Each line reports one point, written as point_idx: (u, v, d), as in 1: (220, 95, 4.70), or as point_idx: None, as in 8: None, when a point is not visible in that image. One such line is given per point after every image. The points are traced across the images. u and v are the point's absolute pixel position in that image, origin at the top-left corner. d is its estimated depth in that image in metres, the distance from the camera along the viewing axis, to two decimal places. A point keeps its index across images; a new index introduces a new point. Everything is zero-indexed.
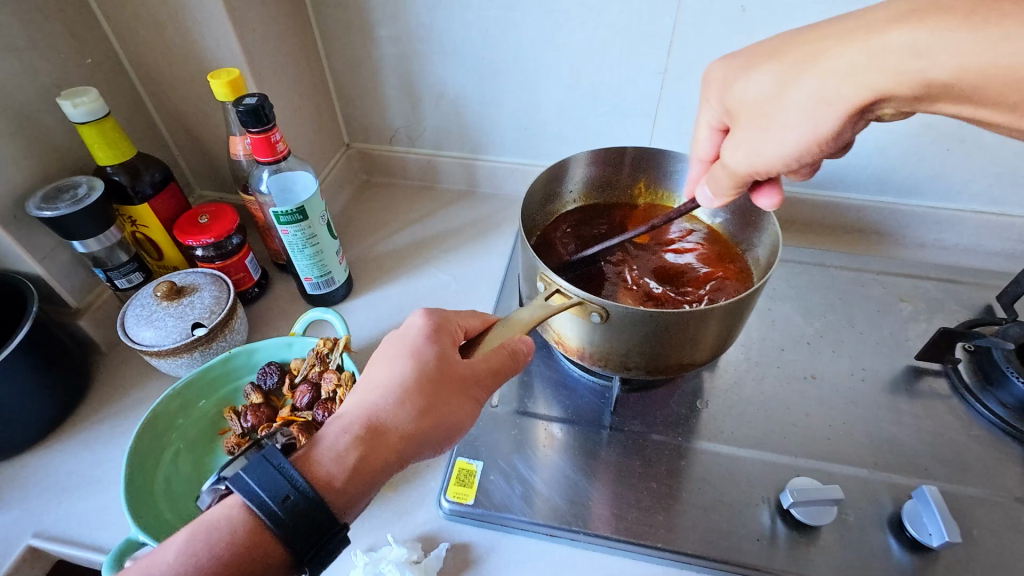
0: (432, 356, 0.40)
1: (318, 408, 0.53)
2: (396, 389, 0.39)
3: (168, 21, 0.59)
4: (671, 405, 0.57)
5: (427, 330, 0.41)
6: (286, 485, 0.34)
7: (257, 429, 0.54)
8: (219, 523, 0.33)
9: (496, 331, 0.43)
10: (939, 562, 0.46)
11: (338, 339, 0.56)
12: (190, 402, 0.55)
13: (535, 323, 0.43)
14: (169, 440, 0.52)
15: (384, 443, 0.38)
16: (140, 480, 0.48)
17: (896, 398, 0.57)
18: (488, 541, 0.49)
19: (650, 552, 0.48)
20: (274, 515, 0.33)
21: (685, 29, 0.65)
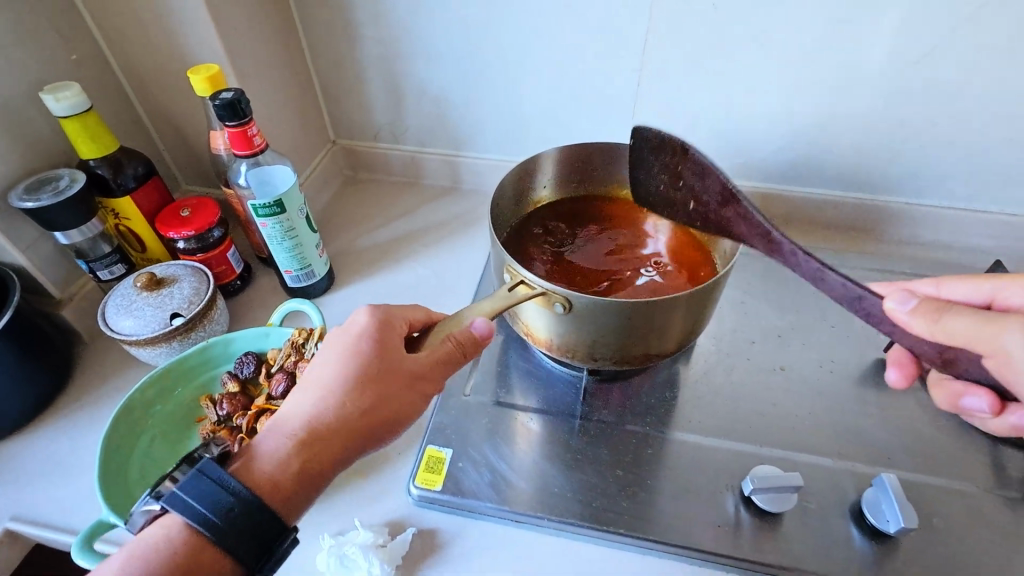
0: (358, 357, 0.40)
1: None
2: (332, 395, 0.39)
3: (152, 19, 0.60)
4: (642, 395, 0.58)
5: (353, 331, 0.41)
6: (224, 496, 0.35)
7: (234, 415, 0.55)
8: (157, 543, 0.34)
9: (445, 322, 0.43)
10: (897, 549, 0.47)
11: (314, 329, 0.57)
12: (167, 389, 0.56)
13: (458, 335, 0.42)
14: (146, 428, 0.53)
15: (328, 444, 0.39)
16: (117, 467, 0.49)
17: (864, 389, 0.58)
18: (455, 526, 0.50)
19: (615, 539, 0.48)
20: (213, 525, 0.35)
21: (661, 26, 0.66)
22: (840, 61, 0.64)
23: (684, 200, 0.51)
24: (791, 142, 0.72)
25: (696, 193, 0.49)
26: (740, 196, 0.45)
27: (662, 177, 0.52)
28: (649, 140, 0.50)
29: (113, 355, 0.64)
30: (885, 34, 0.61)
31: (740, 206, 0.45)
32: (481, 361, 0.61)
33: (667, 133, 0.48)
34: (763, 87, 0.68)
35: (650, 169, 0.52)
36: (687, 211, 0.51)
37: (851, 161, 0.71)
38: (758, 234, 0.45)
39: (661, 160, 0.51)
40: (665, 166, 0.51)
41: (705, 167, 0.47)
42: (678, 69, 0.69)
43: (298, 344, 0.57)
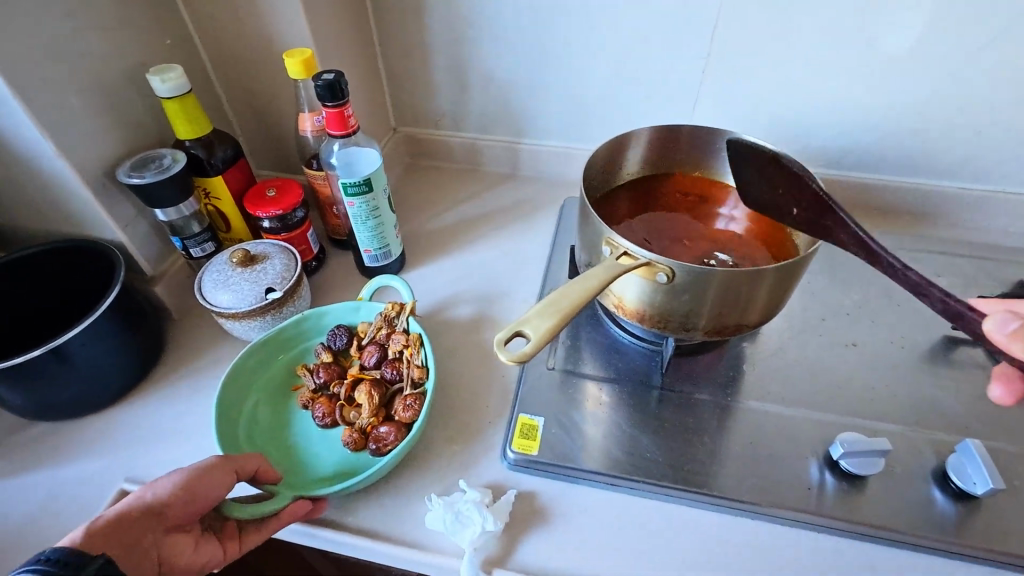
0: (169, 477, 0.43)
1: (386, 366, 0.56)
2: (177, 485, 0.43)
3: (243, 4, 0.63)
4: (719, 368, 0.60)
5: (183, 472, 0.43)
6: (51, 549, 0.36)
7: (329, 384, 0.57)
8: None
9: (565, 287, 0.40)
10: (981, 510, 0.49)
11: (405, 303, 0.59)
12: (264, 360, 0.59)
13: (584, 301, 0.40)
14: (248, 397, 0.56)
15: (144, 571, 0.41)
16: (228, 434, 0.52)
17: (935, 363, 0.60)
18: (551, 489, 0.52)
19: (707, 500, 0.50)
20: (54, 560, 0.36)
21: (730, 14, 0.68)
22: (907, 48, 0.66)
23: (788, 207, 0.50)
24: (851, 127, 0.74)
25: (795, 197, 0.48)
26: (837, 203, 0.45)
27: (764, 183, 0.51)
28: (743, 150, 0.51)
29: (200, 331, 0.66)
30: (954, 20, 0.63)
31: (839, 215, 0.45)
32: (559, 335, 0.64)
33: (760, 144, 0.49)
34: (826, 74, 0.70)
35: (751, 179, 0.52)
36: (792, 218, 0.50)
37: (911, 146, 0.73)
38: (859, 243, 0.45)
39: (756, 168, 0.51)
40: (762, 175, 0.51)
41: (801, 174, 0.47)
42: (744, 56, 0.71)
43: (389, 319, 0.59)
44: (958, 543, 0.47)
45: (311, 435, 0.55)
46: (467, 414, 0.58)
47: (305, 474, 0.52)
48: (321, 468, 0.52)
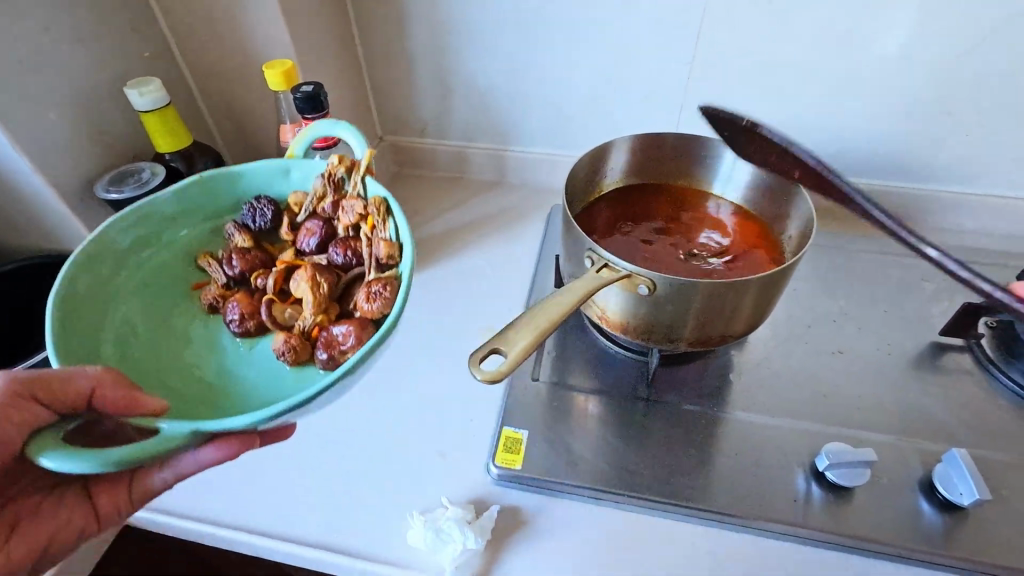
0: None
1: (336, 249, 0.55)
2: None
3: (223, 16, 0.62)
4: (705, 378, 0.60)
5: (10, 387, 0.41)
6: None
7: (252, 271, 0.56)
8: None
9: (541, 304, 0.40)
10: (968, 520, 0.48)
11: (358, 161, 0.55)
12: (134, 206, 0.53)
13: (561, 317, 0.39)
14: (100, 263, 0.51)
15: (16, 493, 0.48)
16: (70, 317, 0.47)
17: (922, 370, 0.60)
18: (535, 504, 0.51)
19: (692, 513, 0.50)
20: None
21: (714, 20, 0.67)
22: (890, 53, 0.66)
23: (791, 170, 0.56)
24: (837, 131, 0.73)
25: (790, 163, 0.56)
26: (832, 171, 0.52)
27: (752, 146, 0.58)
28: (719, 119, 0.58)
29: None
30: (936, 25, 0.63)
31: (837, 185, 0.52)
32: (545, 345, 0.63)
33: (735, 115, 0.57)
34: (811, 78, 0.70)
35: (744, 147, 0.59)
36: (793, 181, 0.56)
37: (897, 149, 0.73)
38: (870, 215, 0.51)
39: (734, 132, 0.58)
40: (741, 136, 0.58)
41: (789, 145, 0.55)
42: (728, 61, 0.70)
43: (335, 177, 0.56)
44: (945, 554, 0.47)
45: (233, 345, 0.54)
46: (450, 427, 0.57)
47: (193, 385, 0.50)
48: (241, 399, 0.50)
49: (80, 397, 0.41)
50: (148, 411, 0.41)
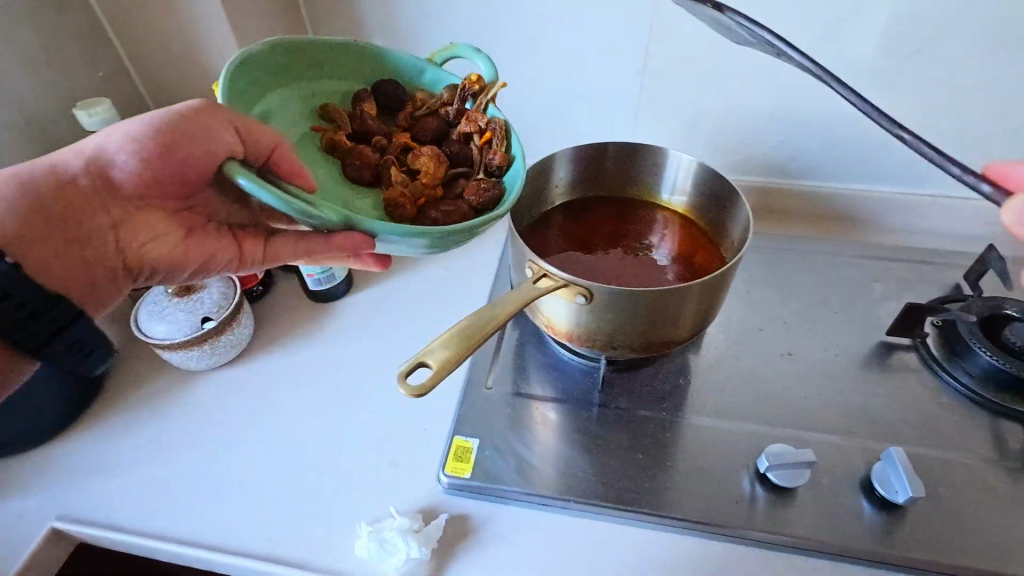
0: (120, 144, 0.45)
1: (452, 145, 0.55)
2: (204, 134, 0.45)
3: (176, 37, 0.63)
4: (656, 382, 0.61)
5: (128, 139, 0.45)
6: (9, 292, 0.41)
7: (370, 135, 0.54)
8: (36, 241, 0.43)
9: (472, 316, 0.41)
10: (907, 518, 0.49)
11: (490, 85, 0.56)
12: (346, 49, 0.55)
13: (489, 330, 0.40)
14: (269, 79, 0.52)
15: (90, 257, 0.47)
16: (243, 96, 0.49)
17: (869, 370, 0.61)
18: (485, 511, 0.52)
19: (638, 517, 0.51)
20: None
21: (662, 29, 0.69)
22: (833, 59, 0.67)
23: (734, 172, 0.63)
24: (789, 135, 0.75)
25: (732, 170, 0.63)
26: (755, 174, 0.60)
27: None
28: None
29: (142, 361, 0.66)
30: (875, 32, 0.64)
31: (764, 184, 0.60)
32: (499, 353, 0.64)
33: None
34: (760, 84, 0.71)
35: None
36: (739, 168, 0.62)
37: (848, 152, 0.74)
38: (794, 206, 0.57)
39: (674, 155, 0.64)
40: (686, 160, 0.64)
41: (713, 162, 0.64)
42: (679, 69, 0.72)
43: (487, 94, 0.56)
44: (884, 552, 0.47)
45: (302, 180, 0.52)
46: (404, 437, 0.58)
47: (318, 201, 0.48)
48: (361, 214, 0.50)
49: (233, 151, 0.44)
50: (308, 185, 0.45)
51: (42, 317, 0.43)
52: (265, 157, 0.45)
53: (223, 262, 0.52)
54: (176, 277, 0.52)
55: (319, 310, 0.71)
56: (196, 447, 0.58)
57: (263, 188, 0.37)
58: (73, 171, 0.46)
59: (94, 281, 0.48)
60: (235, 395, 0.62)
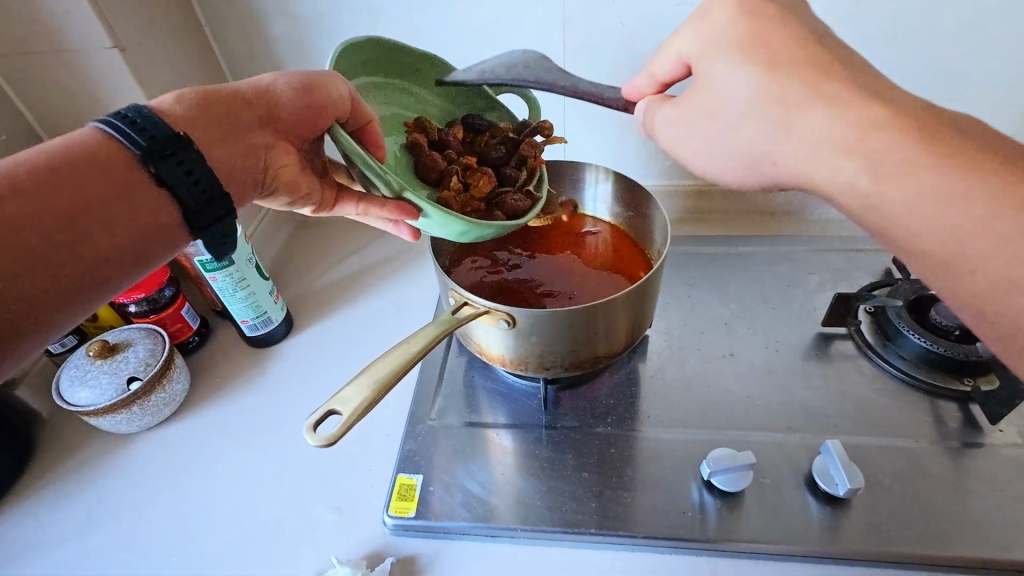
0: (287, 83, 0.45)
1: (512, 165, 0.56)
2: (280, 87, 0.45)
3: (80, 93, 0.62)
4: (601, 397, 0.60)
5: (290, 84, 0.45)
6: (137, 123, 0.37)
7: (446, 144, 0.55)
8: (75, 141, 0.36)
9: (383, 358, 0.42)
10: (852, 511, 0.49)
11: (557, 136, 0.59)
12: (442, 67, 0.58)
13: (400, 371, 0.41)
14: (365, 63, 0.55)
15: (241, 167, 0.44)
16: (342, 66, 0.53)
17: (808, 363, 0.61)
18: (432, 550, 0.50)
19: (588, 539, 0.50)
20: (137, 143, 0.36)
21: (576, 46, 0.68)
22: None
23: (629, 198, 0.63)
24: None
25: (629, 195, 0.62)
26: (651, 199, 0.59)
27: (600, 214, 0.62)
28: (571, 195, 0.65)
29: (73, 428, 0.63)
30: None
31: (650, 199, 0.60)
32: (444, 383, 0.63)
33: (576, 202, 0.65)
34: None
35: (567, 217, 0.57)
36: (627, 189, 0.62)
37: None
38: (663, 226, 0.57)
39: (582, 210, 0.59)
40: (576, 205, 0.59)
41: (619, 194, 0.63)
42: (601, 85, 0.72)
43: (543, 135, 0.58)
44: (832, 548, 0.47)
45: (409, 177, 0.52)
46: (348, 480, 0.56)
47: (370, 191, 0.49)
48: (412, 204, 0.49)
49: (348, 102, 0.47)
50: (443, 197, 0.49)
51: (215, 204, 0.40)
52: (353, 118, 0.47)
53: (306, 198, 0.52)
54: (278, 199, 0.50)
55: (259, 356, 0.69)
56: (129, 513, 0.55)
57: (352, 151, 0.42)
58: (248, 92, 0.44)
59: (241, 189, 0.45)
60: (171, 454, 0.60)
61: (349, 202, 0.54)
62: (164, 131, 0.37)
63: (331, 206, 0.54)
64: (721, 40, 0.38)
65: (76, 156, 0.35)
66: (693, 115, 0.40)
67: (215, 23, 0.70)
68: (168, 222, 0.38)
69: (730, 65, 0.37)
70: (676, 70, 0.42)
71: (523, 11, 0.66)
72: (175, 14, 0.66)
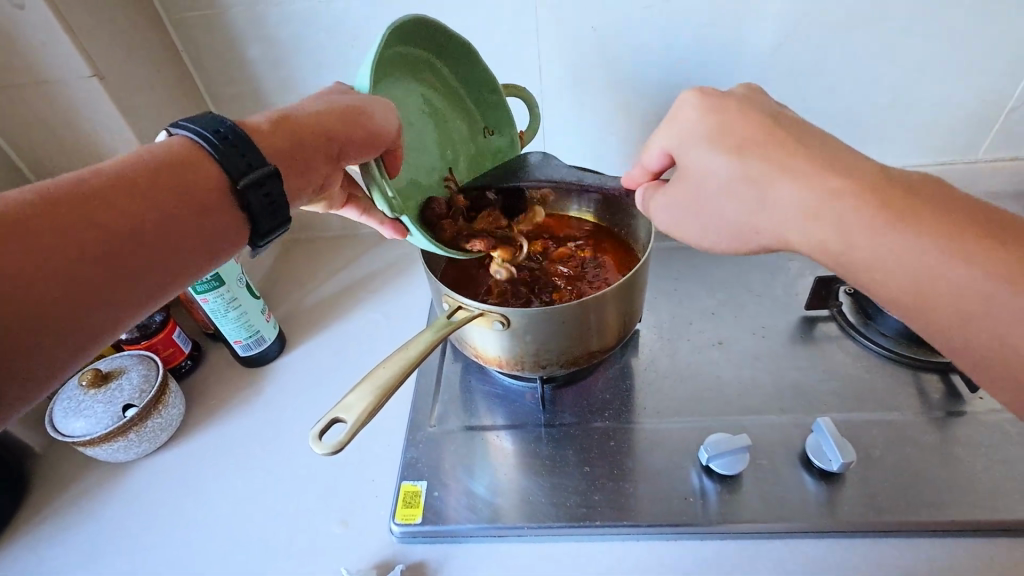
0: (340, 106, 0.45)
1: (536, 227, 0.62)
2: (336, 114, 0.44)
3: (60, 123, 0.62)
4: (597, 392, 0.61)
5: (346, 110, 0.44)
6: (229, 142, 0.39)
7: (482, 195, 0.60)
8: (173, 152, 0.38)
9: (384, 364, 0.42)
10: (847, 484, 0.51)
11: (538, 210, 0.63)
12: (471, 59, 0.57)
13: (402, 375, 0.42)
14: (398, 35, 0.52)
15: (304, 188, 0.45)
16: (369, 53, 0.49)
17: (794, 346, 0.63)
18: (440, 555, 0.51)
19: (594, 532, 0.50)
20: (228, 164, 0.38)
21: (550, 52, 0.70)
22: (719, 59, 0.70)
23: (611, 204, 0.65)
24: None
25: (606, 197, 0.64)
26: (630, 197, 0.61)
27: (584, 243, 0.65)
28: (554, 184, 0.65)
29: (68, 460, 0.62)
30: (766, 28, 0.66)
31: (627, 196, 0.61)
32: (442, 390, 0.64)
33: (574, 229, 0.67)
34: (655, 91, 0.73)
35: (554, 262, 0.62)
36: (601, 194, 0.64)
37: None
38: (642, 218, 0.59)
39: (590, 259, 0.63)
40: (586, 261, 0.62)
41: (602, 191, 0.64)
42: (577, 89, 0.73)
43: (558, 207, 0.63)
44: (831, 522, 0.48)
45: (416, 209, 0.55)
46: (352, 492, 0.56)
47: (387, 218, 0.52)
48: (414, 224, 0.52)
49: (396, 132, 0.48)
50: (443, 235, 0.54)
51: (278, 224, 0.42)
52: (393, 145, 0.48)
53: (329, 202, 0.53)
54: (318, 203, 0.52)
55: (254, 375, 0.69)
56: (131, 541, 0.55)
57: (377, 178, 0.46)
58: (310, 121, 0.43)
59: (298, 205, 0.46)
60: (171, 480, 0.59)
61: (355, 206, 0.56)
62: (256, 157, 0.39)
63: (339, 205, 0.55)
64: (692, 136, 0.41)
65: (173, 168, 0.37)
66: (687, 198, 0.43)
67: (191, 49, 0.71)
68: (236, 240, 0.40)
69: (704, 153, 0.41)
70: (663, 161, 0.46)
71: (497, 22, 0.68)
72: (151, 42, 0.66)
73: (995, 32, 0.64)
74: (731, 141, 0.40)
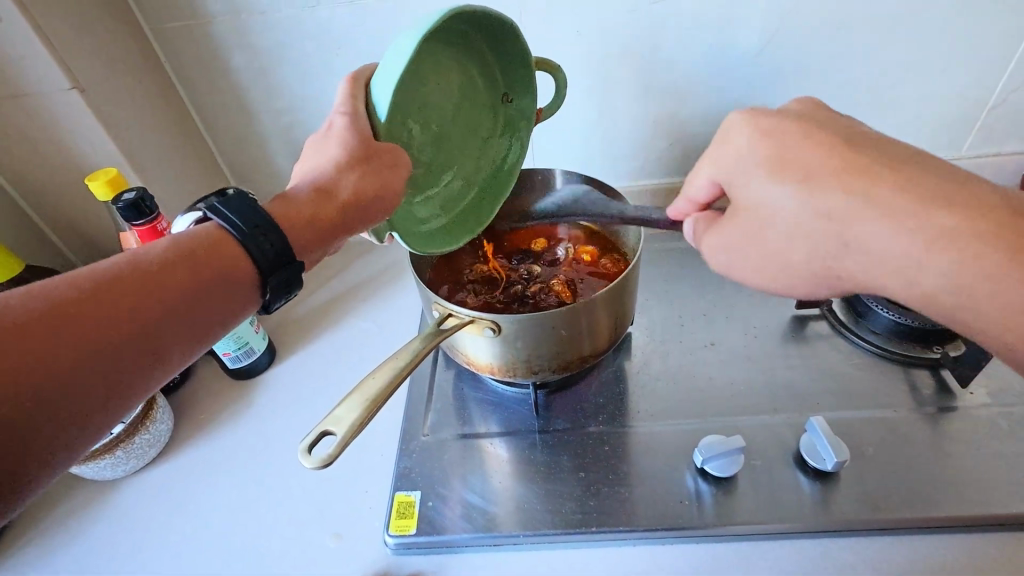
0: (356, 176, 0.42)
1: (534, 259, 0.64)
2: (356, 196, 0.42)
3: (41, 136, 0.61)
4: (590, 397, 0.61)
5: (363, 191, 0.42)
6: (259, 228, 0.38)
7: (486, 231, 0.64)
8: (201, 239, 0.37)
9: (371, 376, 0.42)
10: (841, 483, 0.51)
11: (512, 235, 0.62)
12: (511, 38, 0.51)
13: (392, 387, 0.41)
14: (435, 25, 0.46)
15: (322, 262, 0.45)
16: (397, 53, 0.43)
17: (785, 346, 0.63)
18: (435, 565, 0.50)
19: (591, 538, 0.50)
20: (255, 249, 0.38)
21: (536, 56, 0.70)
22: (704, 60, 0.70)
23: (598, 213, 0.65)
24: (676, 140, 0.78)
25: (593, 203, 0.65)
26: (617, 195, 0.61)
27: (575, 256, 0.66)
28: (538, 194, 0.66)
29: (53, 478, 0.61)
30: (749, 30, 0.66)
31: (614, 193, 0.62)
32: (434, 398, 0.63)
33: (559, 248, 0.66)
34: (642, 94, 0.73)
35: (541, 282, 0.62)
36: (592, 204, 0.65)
37: None
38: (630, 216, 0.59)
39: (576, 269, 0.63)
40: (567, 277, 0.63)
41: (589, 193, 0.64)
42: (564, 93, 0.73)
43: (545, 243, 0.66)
44: (827, 521, 0.48)
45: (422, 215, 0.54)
46: (345, 502, 0.55)
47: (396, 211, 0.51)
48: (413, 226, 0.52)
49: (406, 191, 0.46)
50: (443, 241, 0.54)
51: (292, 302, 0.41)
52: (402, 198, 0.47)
53: None
54: None
55: (244, 387, 0.68)
56: (119, 560, 0.54)
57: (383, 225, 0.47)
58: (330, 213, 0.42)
59: None
60: (160, 497, 0.58)
61: None
62: (286, 246, 0.38)
63: None
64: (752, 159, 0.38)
65: (201, 259, 0.36)
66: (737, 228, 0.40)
67: (175, 60, 0.70)
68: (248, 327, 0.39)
69: (766, 183, 0.37)
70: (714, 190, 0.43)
71: None
72: (134, 53, 0.66)
73: (975, 29, 0.65)
74: (792, 168, 0.37)
